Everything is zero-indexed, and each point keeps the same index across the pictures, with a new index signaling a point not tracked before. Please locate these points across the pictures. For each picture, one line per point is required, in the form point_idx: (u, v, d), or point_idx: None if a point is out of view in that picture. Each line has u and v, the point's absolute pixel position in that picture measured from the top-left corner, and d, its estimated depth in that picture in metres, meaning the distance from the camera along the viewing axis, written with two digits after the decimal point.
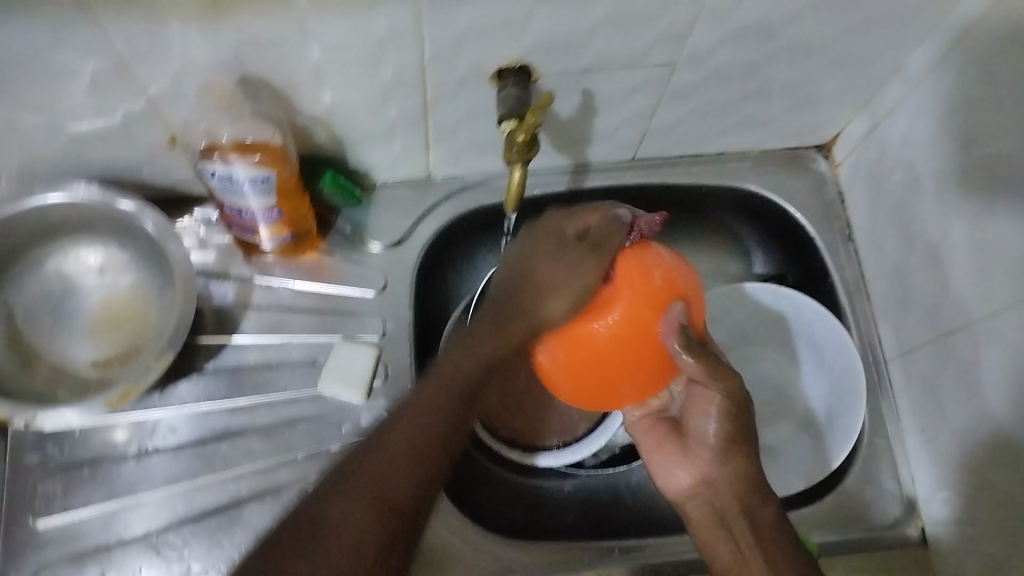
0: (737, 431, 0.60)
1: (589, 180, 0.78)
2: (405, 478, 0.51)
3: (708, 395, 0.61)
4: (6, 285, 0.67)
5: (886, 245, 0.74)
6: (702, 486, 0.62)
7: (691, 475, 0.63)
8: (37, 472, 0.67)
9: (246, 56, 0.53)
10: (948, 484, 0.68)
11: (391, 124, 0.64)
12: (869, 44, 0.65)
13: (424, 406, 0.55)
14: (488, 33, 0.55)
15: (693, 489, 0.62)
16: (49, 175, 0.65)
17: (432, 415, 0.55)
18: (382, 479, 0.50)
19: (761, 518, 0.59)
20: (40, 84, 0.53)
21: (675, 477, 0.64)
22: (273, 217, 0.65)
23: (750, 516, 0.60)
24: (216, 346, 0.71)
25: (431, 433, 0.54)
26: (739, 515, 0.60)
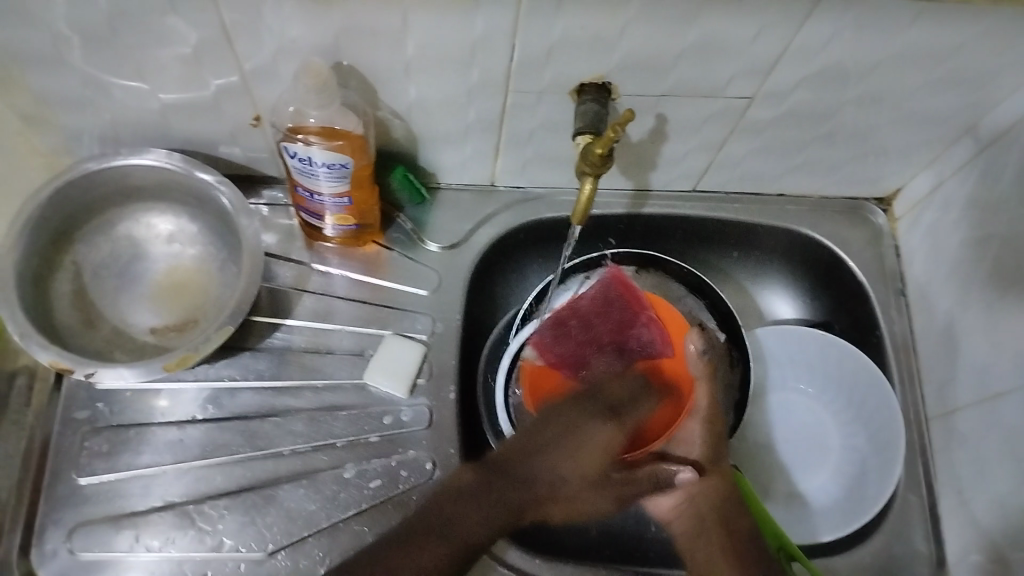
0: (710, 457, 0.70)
1: (649, 206, 0.79)
2: (432, 566, 0.60)
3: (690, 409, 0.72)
4: (77, 244, 0.68)
5: (940, 302, 0.74)
6: (683, 504, 0.70)
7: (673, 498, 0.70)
8: (85, 428, 0.68)
9: (344, 43, 0.55)
10: (981, 547, 0.67)
11: (467, 127, 0.66)
12: (945, 102, 0.66)
13: (434, 551, 0.60)
14: (577, 46, 0.57)
15: (676, 507, 0.70)
16: (134, 141, 0.68)
17: (451, 518, 0.62)
18: (411, 560, 0.60)
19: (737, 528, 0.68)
20: (146, 49, 0.56)
21: (659, 501, 0.71)
22: (342, 203, 0.67)
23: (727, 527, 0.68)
24: (269, 326, 0.73)
25: (496, 517, 0.63)
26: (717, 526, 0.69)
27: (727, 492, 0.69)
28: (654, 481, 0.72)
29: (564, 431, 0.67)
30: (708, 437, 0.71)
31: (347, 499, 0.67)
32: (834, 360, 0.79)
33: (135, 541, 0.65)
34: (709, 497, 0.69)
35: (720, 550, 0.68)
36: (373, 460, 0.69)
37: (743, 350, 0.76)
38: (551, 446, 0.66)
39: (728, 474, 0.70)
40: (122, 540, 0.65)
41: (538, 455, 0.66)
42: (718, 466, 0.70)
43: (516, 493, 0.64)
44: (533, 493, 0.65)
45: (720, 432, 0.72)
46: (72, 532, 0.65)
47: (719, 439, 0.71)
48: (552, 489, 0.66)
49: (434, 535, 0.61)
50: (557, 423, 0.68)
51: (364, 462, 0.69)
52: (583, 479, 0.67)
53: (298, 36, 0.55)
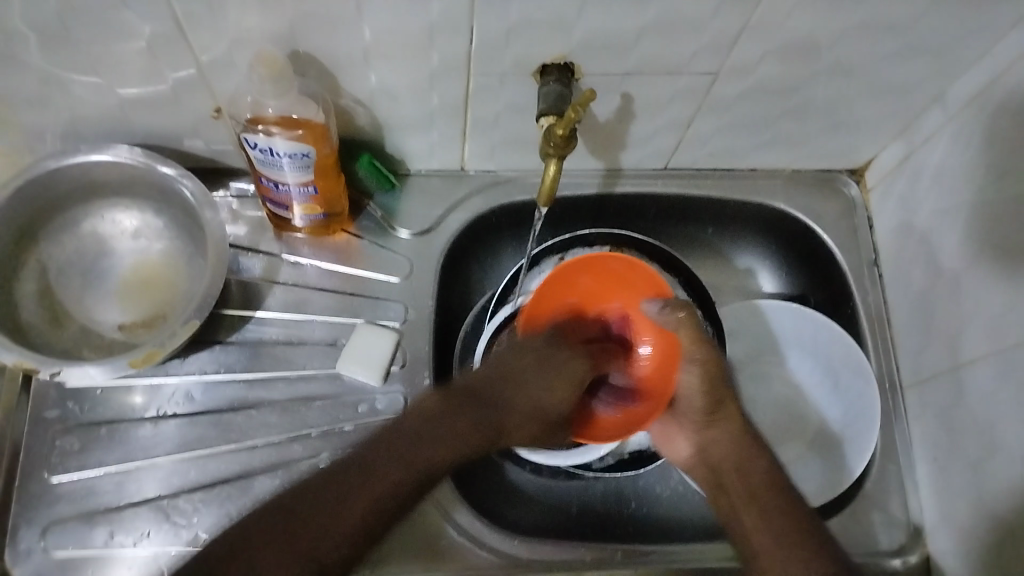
0: (712, 396, 0.66)
1: (620, 185, 0.78)
2: (372, 516, 0.50)
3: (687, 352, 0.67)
4: (40, 242, 0.67)
5: (912, 273, 0.74)
6: (697, 457, 0.67)
7: (690, 444, 0.68)
8: (56, 427, 0.68)
9: (301, 30, 0.55)
10: (956, 514, 0.67)
11: (432, 112, 0.65)
12: (911, 73, 0.66)
13: (354, 507, 0.49)
14: (538, 27, 0.56)
15: (692, 460, 0.67)
16: (93, 135, 0.67)
17: (408, 456, 0.53)
18: (336, 516, 0.49)
19: (751, 471, 0.63)
20: (98, 43, 0.55)
21: (676, 448, 0.69)
22: (308, 192, 0.66)
23: (740, 471, 0.64)
24: (240, 319, 0.72)
25: (419, 470, 0.53)
26: (731, 470, 0.64)
27: (739, 437, 0.66)
28: (665, 437, 0.70)
29: (534, 359, 0.65)
30: (702, 378, 0.66)
31: None
32: (809, 334, 0.79)
33: (110, 537, 0.64)
34: (722, 449, 0.65)
35: (744, 509, 0.61)
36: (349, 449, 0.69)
37: (719, 328, 0.76)
38: (524, 369, 0.63)
39: (736, 420, 0.66)
40: (96, 537, 0.64)
41: (520, 379, 0.62)
42: (722, 412, 0.66)
43: (489, 411, 0.60)
44: (523, 402, 0.62)
45: (722, 386, 0.67)
46: (46, 530, 0.65)
47: (716, 394, 0.66)
48: (511, 410, 0.61)
49: (358, 468, 0.52)
50: (545, 364, 0.65)
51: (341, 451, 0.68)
52: (552, 385, 0.64)
53: (252, 25, 0.54)
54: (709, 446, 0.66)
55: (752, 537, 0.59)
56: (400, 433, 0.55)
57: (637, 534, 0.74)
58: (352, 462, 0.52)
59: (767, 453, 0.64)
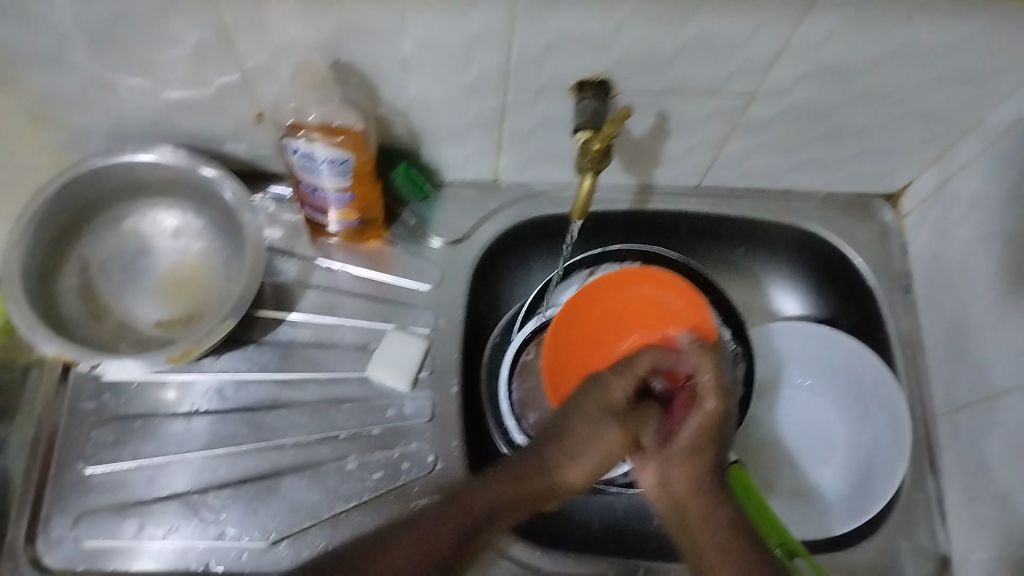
0: (702, 443, 0.60)
1: (653, 202, 0.78)
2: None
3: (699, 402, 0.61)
4: (85, 238, 0.70)
5: (946, 300, 0.73)
6: (658, 485, 0.61)
7: (651, 472, 0.62)
8: (92, 419, 0.70)
9: (343, 41, 0.56)
10: (984, 546, 0.66)
11: (469, 124, 0.66)
12: (950, 100, 0.65)
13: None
14: (576, 44, 0.57)
15: (654, 489, 0.61)
16: (139, 136, 0.69)
17: (423, 556, 0.53)
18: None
19: (715, 520, 0.58)
20: (147, 47, 0.56)
21: (642, 476, 0.62)
22: (344, 198, 0.67)
23: (705, 515, 0.58)
24: (273, 320, 0.73)
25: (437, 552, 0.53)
26: (694, 507, 0.59)
27: (703, 478, 0.60)
28: (636, 456, 0.63)
29: (588, 428, 0.59)
30: (700, 428, 0.61)
31: (348, 490, 0.68)
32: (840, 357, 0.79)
33: (140, 529, 0.66)
34: (689, 485, 0.59)
35: (702, 539, 0.58)
36: (375, 452, 0.70)
37: (747, 348, 0.76)
38: (565, 437, 0.59)
39: (715, 457, 0.61)
40: (127, 528, 0.66)
41: (558, 444, 0.59)
42: (704, 456, 0.60)
43: (534, 481, 0.57)
44: (567, 468, 0.58)
45: (717, 437, 0.61)
46: (78, 520, 0.66)
47: (710, 444, 0.61)
48: (560, 478, 0.58)
49: (394, 560, 0.53)
50: (581, 436, 0.59)
51: (367, 454, 0.69)
52: (603, 456, 0.59)
53: (295, 34, 0.55)
54: (674, 478, 0.60)
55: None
56: (406, 526, 0.55)
57: (659, 552, 0.74)
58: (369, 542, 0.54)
59: (725, 503, 0.59)
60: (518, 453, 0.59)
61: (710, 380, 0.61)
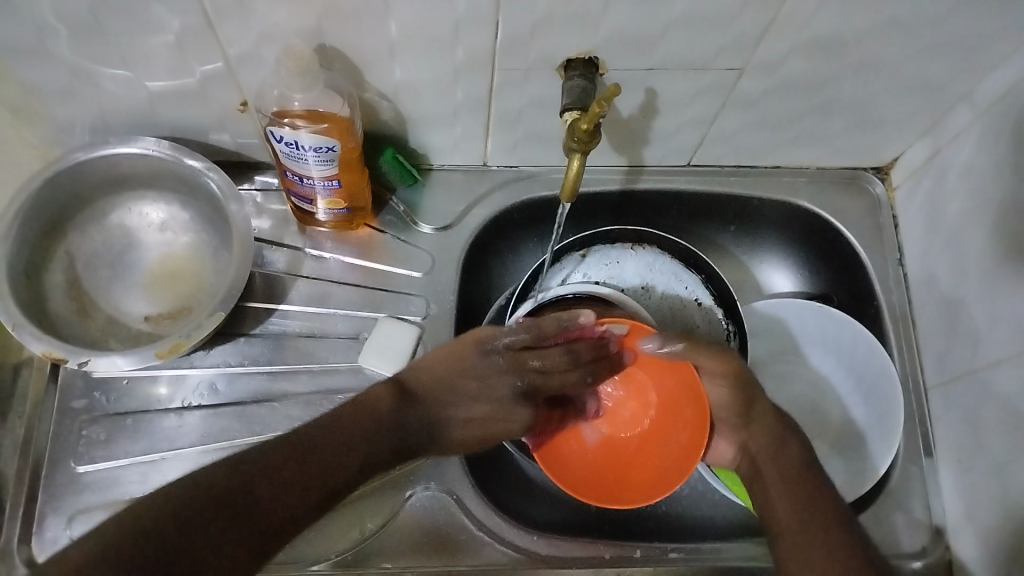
0: (743, 392, 0.64)
1: (643, 181, 0.78)
2: (300, 504, 0.50)
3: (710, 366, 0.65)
4: (70, 234, 0.68)
5: (937, 272, 0.73)
6: (739, 454, 0.65)
7: (730, 446, 0.66)
8: (82, 417, 0.69)
9: (327, 25, 0.55)
10: (979, 515, 0.67)
11: (456, 107, 0.65)
12: (939, 70, 0.65)
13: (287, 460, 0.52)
14: (563, 21, 0.56)
15: (734, 460, 0.66)
16: (122, 129, 0.68)
17: (342, 450, 0.54)
18: (305, 489, 0.51)
19: (789, 464, 0.62)
20: (128, 36, 0.55)
21: (719, 450, 0.67)
22: (331, 187, 0.66)
23: (778, 461, 0.62)
24: (263, 312, 0.72)
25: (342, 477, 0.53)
26: (768, 461, 0.62)
27: (779, 439, 0.63)
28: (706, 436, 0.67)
29: (478, 386, 0.64)
30: (731, 394, 0.64)
31: None
32: (832, 333, 0.79)
33: None
34: (757, 445, 0.63)
35: (779, 499, 0.60)
36: None
37: (741, 326, 0.77)
38: (456, 382, 0.63)
39: (778, 421, 0.64)
40: None
41: (447, 406, 0.62)
42: (754, 417, 0.64)
43: (414, 428, 0.60)
44: (454, 428, 0.63)
45: (752, 393, 0.64)
46: (72, 519, 0.65)
47: (745, 402, 0.64)
48: (445, 436, 0.62)
49: (302, 457, 0.52)
50: (480, 386, 0.64)
51: None
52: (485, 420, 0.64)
53: (280, 20, 0.54)
54: (745, 440, 0.64)
55: (797, 544, 0.57)
56: (333, 424, 0.55)
57: (657, 531, 0.74)
58: (279, 443, 0.52)
59: (798, 451, 0.63)
60: (411, 377, 0.63)
61: (711, 349, 0.65)
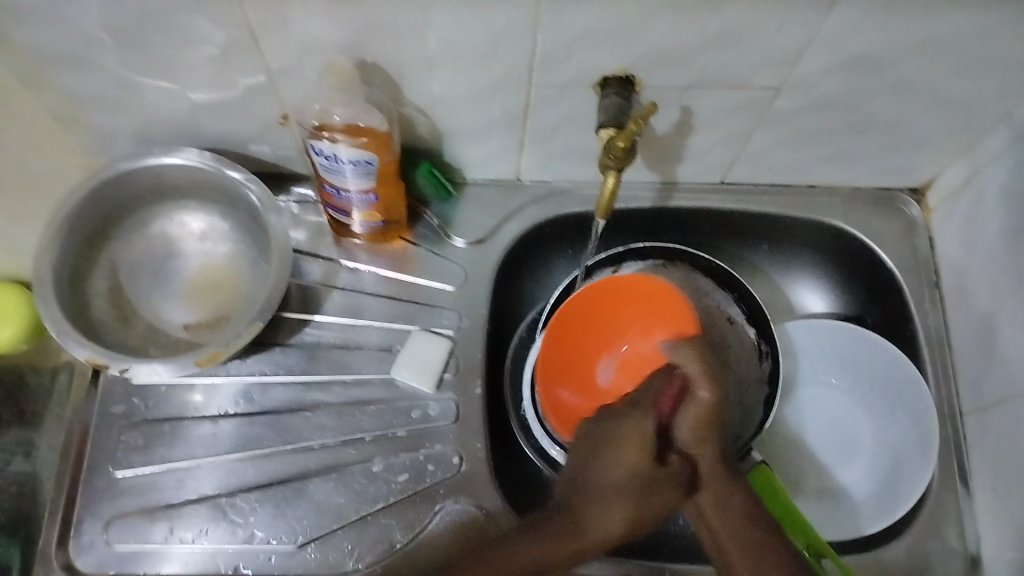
0: (708, 426, 0.61)
1: (676, 199, 0.78)
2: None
3: (694, 395, 0.61)
4: (114, 243, 0.70)
5: (976, 294, 0.72)
6: (686, 490, 0.62)
7: (683, 481, 0.63)
8: (121, 422, 0.70)
9: (367, 40, 0.56)
10: (1017, 544, 0.65)
11: (492, 122, 0.66)
12: (979, 90, 0.64)
13: None
14: (600, 38, 0.56)
15: (680, 494, 0.63)
16: (166, 140, 0.69)
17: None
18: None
19: (733, 508, 0.61)
20: (176, 49, 0.57)
21: None
22: (368, 200, 0.67)
23: (722, 505, 0.61)
24: (298, 322, 0.73)
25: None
26: (714, 507, 0.61)
27: (732, 476, 0.62)
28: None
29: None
30: (697, 423, 0.61)
31: (374, 492, 0.68)
32: (867, 355, 0.78)
33: (170, 532, 0.66)
34: (711, 481, 0.62)
35: (734, 551, 0.59)
36: (401, 454, 0.70)
37: (773, 345, 0.75)
38: (487, 427, 0.68)
39: (728, 455, 0.61)
40: (157, 532, 0.66)
41: (488, 448, 0.68)
42: (723, 454, 0.62)
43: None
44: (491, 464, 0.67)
45: (711, 429, 0.61)
46: (109, 524, 0.67)
47: (708, 435, 0.61)
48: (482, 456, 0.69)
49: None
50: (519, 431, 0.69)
51: (393, 455, 0.69)
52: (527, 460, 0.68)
53: (321, 34, 0.55)
54: (696, 482, 0.61)
55: None
56: (384, 499, 0.63)
57: (683, 552, 0.73)
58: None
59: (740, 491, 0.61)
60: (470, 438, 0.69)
61: (696, 370, 0.62)
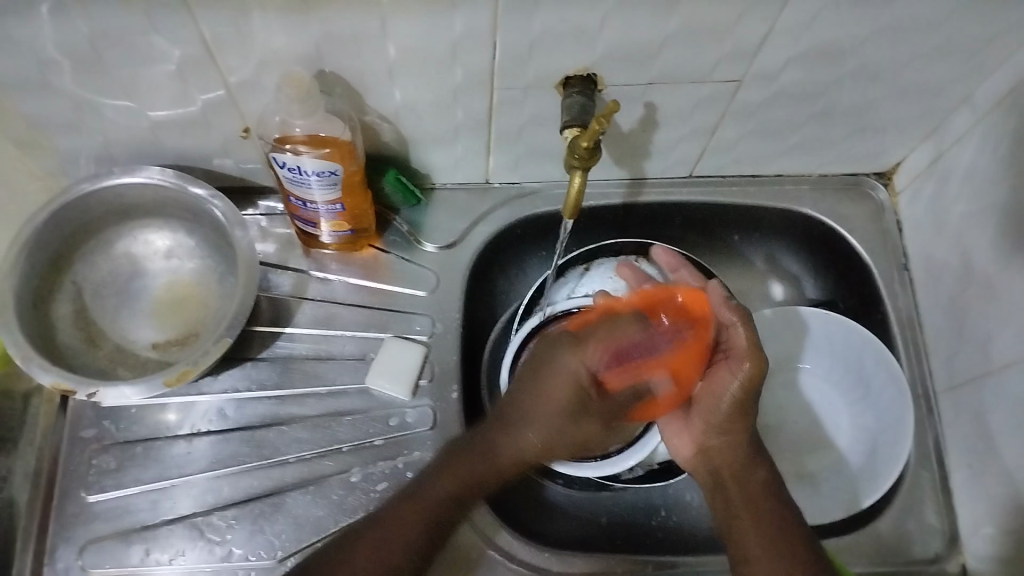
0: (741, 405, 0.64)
1: (645, 194, 0.78)
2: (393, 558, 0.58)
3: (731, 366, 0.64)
4: (76, 264, 0.69)
5: (943, 277, 0.73)
6: (700, 455, 0.66)
7: (693, 443, 0.67)
8: (93, 446, 0.69)
9: (326, 50, 0.55)
10: (993, 521, 0.66)
11: (456, 126, 0.66)
12: (938, 75, 0.65)
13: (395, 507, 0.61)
14: (562, 40, 0.56)
15: (694, 458, 0.67)
16: (125, 159, 0.68)
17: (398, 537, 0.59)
18: (377, 551, 0.58)
19: (754, 480, 0.63)
20: (131, 67, 0.56)
21: (680, 445, 0.68)
22: (335, 210, 0.66)
23: (744, 479, 0.63)
24: (270, 336, 0.73)
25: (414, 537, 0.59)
26: (733, 475, 0.64)
27: (744, 446, 0.64)
28: (672, 426, 0.68)
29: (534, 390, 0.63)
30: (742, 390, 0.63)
31: (354, 502, 0.67)
32: (838, 339, 0.79)
33: (146, 554, 0.65)
34: (716, 447, 0.65)
35: (744, 518, 0.62)
36: (379, 463, 0.69)
37: None
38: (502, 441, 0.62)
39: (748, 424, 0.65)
40: (133, 554, 0.65)
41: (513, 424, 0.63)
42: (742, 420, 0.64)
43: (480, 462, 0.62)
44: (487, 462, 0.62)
45: (750, 405, 0.64)
46: (84, 548, 0.65)
47: (742, 415, 0.64)
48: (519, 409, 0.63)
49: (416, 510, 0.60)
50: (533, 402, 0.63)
51: (370, 465, 0.69)
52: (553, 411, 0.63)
53: (279, 46, 0.55)
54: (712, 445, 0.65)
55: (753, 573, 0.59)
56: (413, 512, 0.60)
57: (667, 542, 0.74)
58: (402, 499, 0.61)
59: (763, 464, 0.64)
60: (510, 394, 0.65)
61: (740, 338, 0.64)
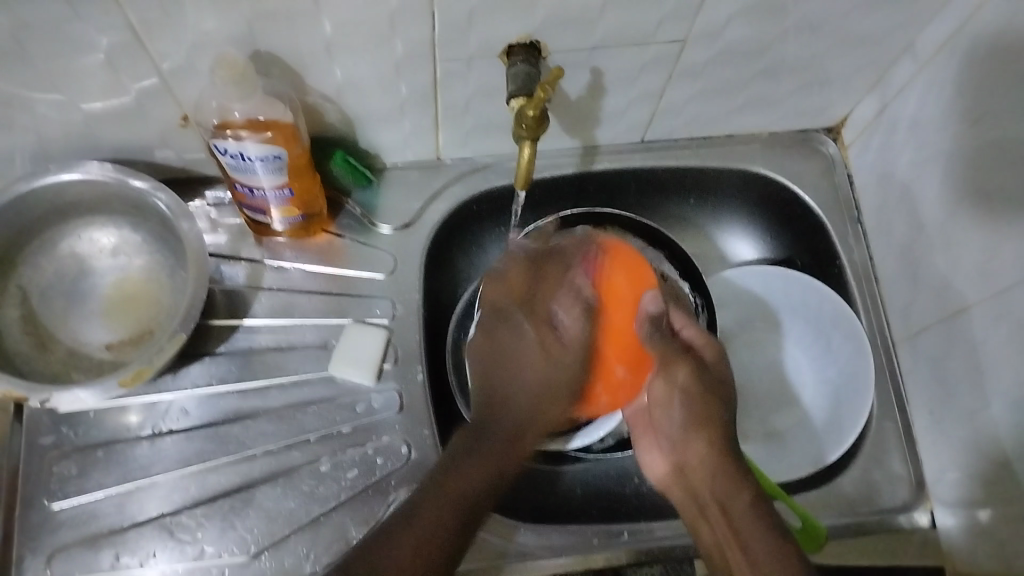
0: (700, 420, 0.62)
1: (598, 162, 0.78)
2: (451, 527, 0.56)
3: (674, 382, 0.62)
4: (21, 268, 0.67)
5: (895, 227, 0.74)
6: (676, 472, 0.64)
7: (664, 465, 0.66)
8: (52, 454, 0.67)
9: (258, 29, 0.54)
10: (957, 466, 0.67)
11: (402, 102, 0.64)
12: (880, 25, 0.65)
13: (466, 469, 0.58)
14: (500, 7, 0.55)
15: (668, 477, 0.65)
16: (63, 156, 0.66)
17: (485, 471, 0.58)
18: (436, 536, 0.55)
19: (737, 508, 0.59)
20: (58, 59, 0.54)
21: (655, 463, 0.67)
22: (284, 195, 0.65)
23: (725, 508, 0.59)
24: (228, 329, 0.71)
25: (453, 521, 0.56)
26: (718, 509, 0.60)
27: (718, 469, 0.61)
28: (648, 444, 0.68)
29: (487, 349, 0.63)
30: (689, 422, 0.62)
31: (325, 492, 0.67)
32: (799, 298, 0.80)
33: (116, 559, 0.64)
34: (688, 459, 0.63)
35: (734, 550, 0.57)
36: (348, 450, 0.68)
37: (707, 298, 0.77)
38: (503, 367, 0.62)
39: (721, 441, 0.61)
40: (103, 560, 0.64)
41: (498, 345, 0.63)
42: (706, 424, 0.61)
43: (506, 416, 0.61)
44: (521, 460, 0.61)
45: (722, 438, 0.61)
46: (51, 559, 0.64)
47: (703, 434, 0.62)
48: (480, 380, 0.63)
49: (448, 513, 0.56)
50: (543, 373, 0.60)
51: (339, 453, 0.68)
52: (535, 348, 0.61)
53: (210, 28, 0.53)
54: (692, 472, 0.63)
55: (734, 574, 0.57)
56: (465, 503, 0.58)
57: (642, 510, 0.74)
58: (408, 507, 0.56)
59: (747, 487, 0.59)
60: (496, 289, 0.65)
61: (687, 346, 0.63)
